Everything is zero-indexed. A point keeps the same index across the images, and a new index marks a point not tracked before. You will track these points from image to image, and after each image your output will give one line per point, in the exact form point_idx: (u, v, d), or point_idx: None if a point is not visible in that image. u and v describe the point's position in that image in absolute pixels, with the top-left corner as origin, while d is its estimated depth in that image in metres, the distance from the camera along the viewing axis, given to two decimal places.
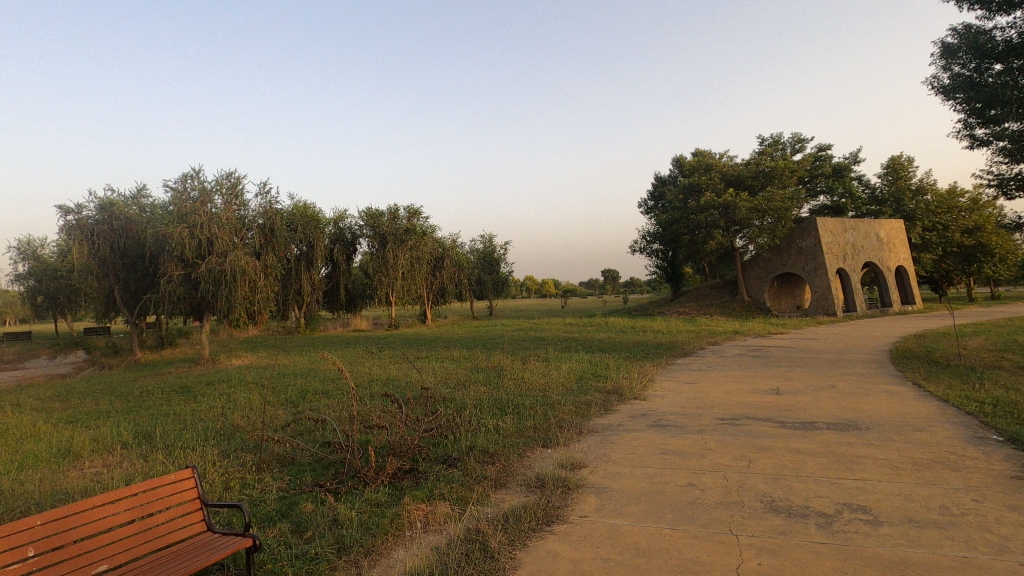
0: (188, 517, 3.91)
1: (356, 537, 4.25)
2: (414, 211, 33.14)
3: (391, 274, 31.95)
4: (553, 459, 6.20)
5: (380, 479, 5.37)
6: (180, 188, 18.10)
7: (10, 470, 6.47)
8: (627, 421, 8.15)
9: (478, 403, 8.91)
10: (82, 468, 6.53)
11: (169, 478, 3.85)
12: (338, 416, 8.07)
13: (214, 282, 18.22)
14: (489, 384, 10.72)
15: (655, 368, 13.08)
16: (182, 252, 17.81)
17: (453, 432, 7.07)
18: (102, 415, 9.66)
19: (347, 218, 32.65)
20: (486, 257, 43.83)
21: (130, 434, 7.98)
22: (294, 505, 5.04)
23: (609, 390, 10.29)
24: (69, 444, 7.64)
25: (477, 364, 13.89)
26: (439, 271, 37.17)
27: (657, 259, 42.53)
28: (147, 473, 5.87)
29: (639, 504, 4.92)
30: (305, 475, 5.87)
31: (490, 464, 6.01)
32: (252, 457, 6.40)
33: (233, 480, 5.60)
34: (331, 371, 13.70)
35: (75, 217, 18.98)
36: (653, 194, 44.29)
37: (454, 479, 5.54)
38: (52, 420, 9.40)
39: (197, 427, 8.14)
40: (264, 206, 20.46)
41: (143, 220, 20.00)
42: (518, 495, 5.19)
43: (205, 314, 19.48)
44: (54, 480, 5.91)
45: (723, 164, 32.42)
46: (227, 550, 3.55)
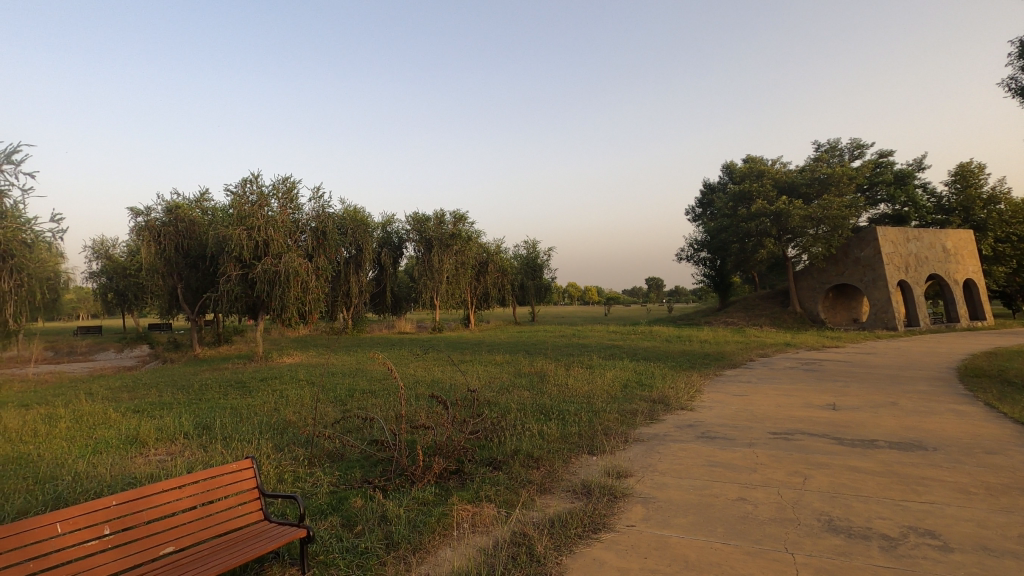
0: (246, 505, 4.08)
1: (404, 533, 4.32)
2: (460, 216, 33.44)
3: (437, 278, 32.44)
4: (598, 466, 6.13)
5: (426, 479, 5.45)
6: (240, 192, 18.95)
7: (84, 453, 6.90)
8: (674, 431, 7.98)
9: (523, 407, 8.90)
10: (147, 455, 6.90)
11: (229, 467, 4.05)
12: (385, 415, 8.22)
13: (269, 282, 19.00)
14: (533, 389, 10.69)
15: (703, 379, 12.76)
16: (240, 253, 18.66)
17: (498, 436, 7.08)
18: (166, 406, 10.18)
19: (395, 222, 33.31)
20: (530, 263, 43.83)
21: (191, 424, 8.41)
22: (344, 499, 5.17)
23: (655, 399, 10.11)
24: (136, 431, 8.10)
25: (521, 369, 13.92)
26: (483, 276, 37.45)
27: (704, 268, 41.57)
28: (208, 462, 6.14)
29: (688, 516, 4.81)
30: (355, 471, 6.02)
31: (536, 469, 6.00)
32: (304, 452, 6.61)
33: (286, 473, 5.77)
34: (378, 371, 13.98)
35: (144, 219, 20.12)
36: (701, 202, 43.36)
37: (499, 482, 5.55)
38: (121, 409, 9.97)
39: (252, 421, 8.48)
40: (317, 209, 21.13)
41: (205, 222, 21.01)
42: (563, 500, 5.16)
43: (259, 313, 20.26)
44: (123, 466, 6.26)
45: (775, 171, 31.56)
46: (281, 539, 3.67)
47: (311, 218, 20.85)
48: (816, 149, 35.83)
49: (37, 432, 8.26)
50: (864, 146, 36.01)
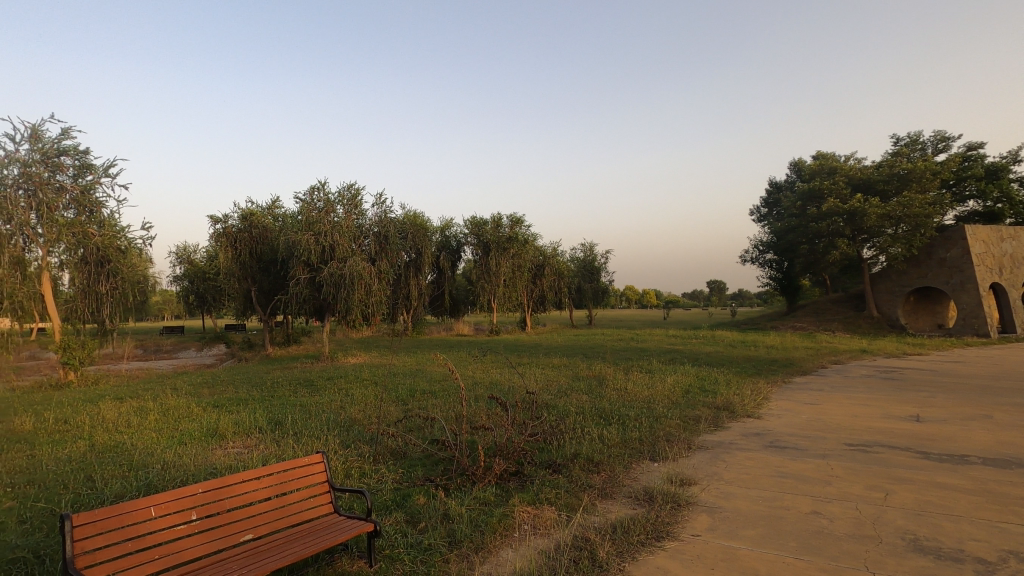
0: (318, 498, 4.26)
1: (466, 532, 4.38)
2: (517, 219, 33.61)
3: (494, 281, 32.77)
4: (660, 473, 5.98)
5: (487, 479, 5.51)
6: (308, 200, 19.87)
7: (170, 444, 7.42)
8: (740, 439, 7.69)
9: (582, 411, 8.83)
10: (226, 447, 7.34)
11: (302, 460, 4.25)
12: (445, 415, 8.37)
13: (334, 285, 19.77)
14: (592, 393, 10.58)
15: (771, 386, 12.22)
16: (309, 257, 19.56)
17: (557, 438, 7.06)
18: (242, 402, 10.81)
19: (453, 226, 33.95)
20: (587, 266, 43.48)
21: (265, 419, 8.88)
22: (408, 496, 5.30)
23: (719, 405, 9.78)
24: (216, 425, 8.63)
25: (579, 372, 13.81)
26: (539, 279, 37.46)
27: (771, 270, 39.83)
28: (280, 456, 6.46)
29: (757, 528, 4.62)
30: (417, 469, 6.16)
31: (596, 473, 5.94)
32: (369, 449, 6.83)
33: (353, 468, 5.98)
34: (438, 372, 14.25)
35: (222, 226, 21.45)
36: (767, 201, 41.58)
37: (559, 485, 5.52)
38: (203, 404, 10.68)
39: (321, 418, 8.86)
40: (380, 215, 21.78)
41: (276, 228, 22.14)
42: (624, 506, 5.06)
43: (326, 314, 21.10)
44: (205, 457, 6.69)
45: (849, 167, 29.87)
46: (350, 532, 3.81)
47: (374, 223, 21.54)
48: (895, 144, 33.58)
49: (130, 423, 8.97)
50: (950, 138, 33.44)
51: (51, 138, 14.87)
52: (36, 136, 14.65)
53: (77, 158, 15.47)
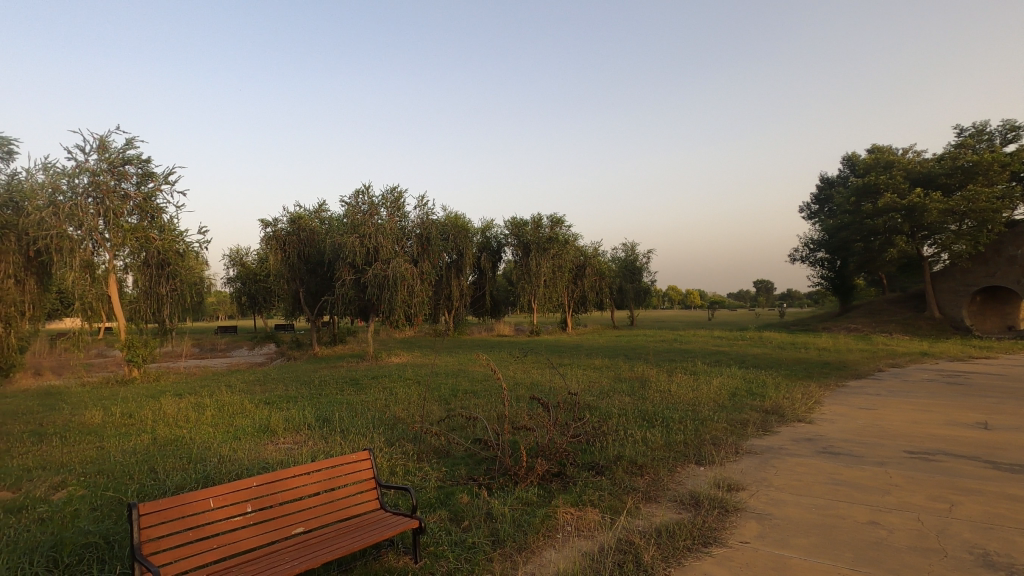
0: (364, 494, 4.36)
1: (509, 531, 4.40)
2: (557, 220, 33.51)
3: (534, 282, 32.79)
4: (706, 477, 5.85)
5: (530, 479, 5.51)
6: (354, 203, 20.40)
7: (226, 439, 7.75)
8: (790, 444, 7.42)
9: (624, 412, 8.73)
10: (277, 442, 7.62)
11: (349, 457, 4.36)
12: (487, 415, 8.43)
13: (379, 286, 20.20)
14: (635, 395, 10.45)
15: (823, 389, 11.76)
16: (354, 259, 20.09)
17: (600, 440, 7.00)
18: (292, 399, 11.19)
19: (494, 227, 34.16)
20: (628, 266, 42.92)
21: (313, 416, 9.17)
22: (451, 495, 5.36)
23: (767, 409, 9.47)
24: (269, 421, 8.98)
25: (621, 373, 13.66)
26: (580, 280, 37.20)
27: (822, 269, 38.32)
28: (328, 452, 6.65)
29: (809, 537, 4.45)
30: (459, 467, 6.22)
31: (640, 476, 5.85)
32: (414, 447, 6.95)
33: (398, 466, 6.11)
34: (480, 372, 14.35)
35: (272, 229, 22.28)
36: (818, 197, 40.03)
37: (602, 487, 5.47)
38: (256, 400, 11.12)
39: (367, 416, 9.08)
40: (422, 217, 22.11)
41: (322, 231, 22.80)
42: (669, 510, 4.97)
43: (370, 315, 21.59)
44: (257, 452, 6.95)
45: (907, 161, 28.49)
46: (396, 528, 3.88)
47: (416, 225, 21.86)
48: (958, 135, 31.69)
49: (189, 418, 9.42)
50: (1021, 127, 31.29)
51: (117, 149, 15.74)
52: (103, 146, 15.56)
53: (140, 166, 16.32)
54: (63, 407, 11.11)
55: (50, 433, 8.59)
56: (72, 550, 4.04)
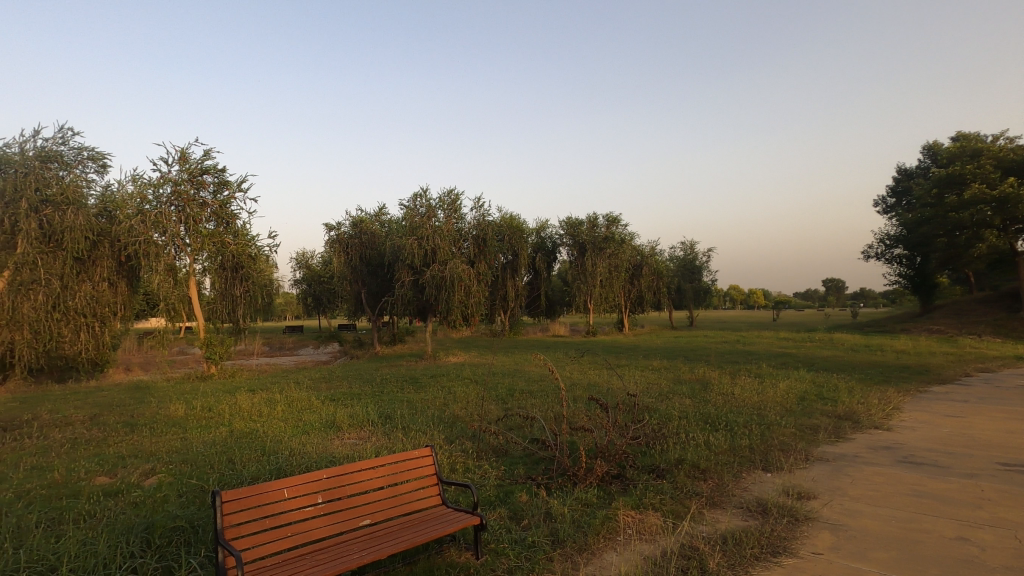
0: (427, 490, 4.47)
1: (569, 532, 4.38)
2: (613, 219, 33.10)
3: (590, 282, 32.49)
4: (775, 484, 5.61)
5: (589, 480, 5.47)
6: (412, 206, 20.93)
7: (295, 434, 8.13)
8: (866, 452, 7.00)
9: (685, 415, 8.51)
10: (342, 438, 7.92)
11: (412, 453, 4.48)
12: (545, 415, 8.43)
13: (436, 286, 20.60)
14: (696, 397, 10.15)
15: (902, 395, 11.01)
16: (412, 261, 20.60)
17: (660, 443, 6.85)
18: (356, 396, 11.61)
19: (549, 227, 34.15)
20: (688, 265, 41.79)
21: (376, 413, 9.47)
22: (510, 493, 5.41)
23: (840, 415, 8.97)
24: (335, 417, 9.36)
25: (681, 375, 13.33)
26: (637, 280, 36.55)
27: (900, 267, 35.88)
28: (391, 448, 6.86)
29: (889, 551, 4.19)
30: (518, 467, 6.25)
31: (703, 481, 5.69)
32: (473, 445, 7.05)
33: (458, 463, 6.21)
34: (536, 373, 14.37)
35: (336, 233, 23.20)
36: (895, 190, 37.56)
37: (664, 490, 5.36)
38: (323, 397, 11.60)
39: (426, 414, 9.29)
40: (478, 218, 22.38)
41: (382, 234, 23.54)
42: (735, 517, 4.80)
43: (428, 315, 22.06)
44: (325, 446, 7.26)
45: (996, 148, 26.30)
46: (458, 524, 3.96)
47: (472, 226, 22.15)
48: None
49: (262, 413, 9.96)
50: None
51: (196, 159, 16.85)
52: (184, 158, 16.71)
53: (216, 175, 17.40)
54: (151, 401, 12.00)
55: (141, 423, 9.31)
56: (163, 532, 4.36)
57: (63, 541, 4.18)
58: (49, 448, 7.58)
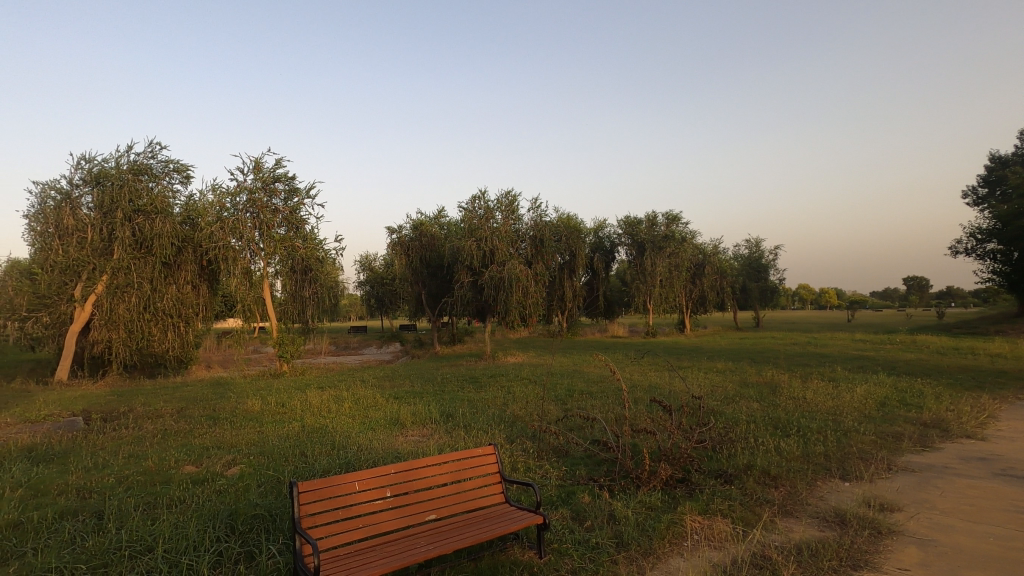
0: (490, 488, 4.52)
1: (633, 535, 4.32)
2: (673, 217, 32.32)
3: (650, 281, 31.83)
4: (853, 494, 5.30)
5: (652, 483, 5.36)
6: (471, 208, 21.25)
7: (361, 430, 8.43)
8: (957, 463, 6.48)
9: (753, 419, 8.18)
10: (406, 435, 8.16)
11: (476, 452, 4.54)
12: (605, 417, 8.34)
13: (495, 287, 20.81)
14: (764, 401, 9.74)
15: (998, 402, 10.12)
16: (471, 262, 20.91)
17: (727, 447, 6.62)
18: (418, 395, 11.91)
19: (607, 227, 33.77)
20: (753, 263, 40.13)
21: (437, 411, 9.68)
22: (572, 494, 5.39)
23: (926, 422, 8.35)
24: (399, 414, 9.64)
25: (747, 378, 12.82)
26: (699, 279, 35.48)
27: (994, 263, 33.01)
28: (453, 446, 6.99)
29: (986, 570, 3.87)
30: (579, 468, 6.22)
31: (774, 488, 5.46)
32: (533, 445, 7.07)
33: (519, 463, 6.25)
34: (596, 373, 14.23)
35: (398, 236, 23.89)
36: (987, 180, 34.60)
37: (732, 496, 5.18)
38: (387, 395, 11.98)
39: (486, 413, 9.40)
40: (535, 218, 22.41)
41: (441, 236, 24.03)
42: (810, 527, 4.58)
43: (487, 315, 22.31)
44: (390, 442, 7.49)
45: None
46: (521, 522, 3.98)
47: (530, 227, 22.20)
48: None
49: (330, 409, 10.41)
50: None
51: (269, 168, 17.78)
52: (257, 167, 17.68)
53: (287, 183, 18.30)
54: (230, 396, 12.79)
55: (222, 417, 9.94)
56: (245, 519, 4.65)
57: (158, 523, 4.53)
58: (143, 438, 8.21)
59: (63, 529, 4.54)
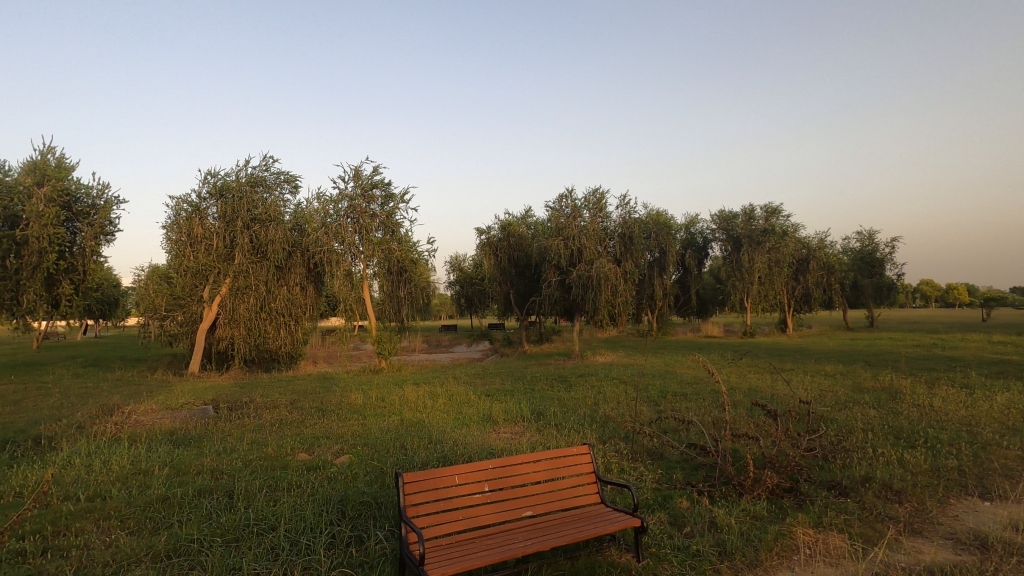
0: (585, 487, 4.50)
1: (737, 544, 4.13)
2: (773, 209, 30.38)
3: (747, 278, 30.14)
4: (997, 516, 4.70)
5: (757, 492, 5.09)
6: (558, 207, 21.27)
7: (456, 425, 8.73)
8: None
9: (870, 428, 7.51)
10: (499, 431, 8.32)
11: (570, 451, 4.55)
12: (703, 420, 8.01)
13: (583, 286, 20.66)
14: (883, 408, 8.91)
15: None
16: (559, 261, 20.93)
17: (841, 457, 6.12)
18: (509, 393, 12.10)
19: (699, 222, 32.44)
20: (866, 258, 36.73)
21: (528, 410, 9.79)
22: (669, 498, 5.24)
23: None
24: (492, 411, 9.86)
25: (862, 382, 11.76)
26: (803, 275, 33.09)
27: None
28: (546, 444, 7.05)
29: None
30: (676, 472, 6.03)
31: (898, 504, 4.98)
32: (627, 446, 6.96)
33: (614, 464, 6.18)
34: (690, 374, 13.72)
35: (487, 236, 24.44)
36: None
37: (848, 510, 4.80)
38: (479, 392, 12.29)
39: (578, 412, 9.37)
40: (624, 216, 21.96)
41: (529, 236, 24.26)
42: (944, 549, 4.13)
43: (575, 314, 22.17)
44: (484, 439, 7.67)
45: None
46: (618, 524, 3.93)
47: (618, 225, 21.79)
48: None
49: (426, 405, 10.85)
50: None
51: (367, 176, 18.83)
52: (357, 175, 18.78)
53: (384, 189, 19.28)
54: (335, 390, 13.70)
55: (330, 410, 10.68)
56: (355, 506, 4.97)
57: (280, 505, 4.96)
58: (263, 427, 9.02)
59: (201, 505, 5.11)
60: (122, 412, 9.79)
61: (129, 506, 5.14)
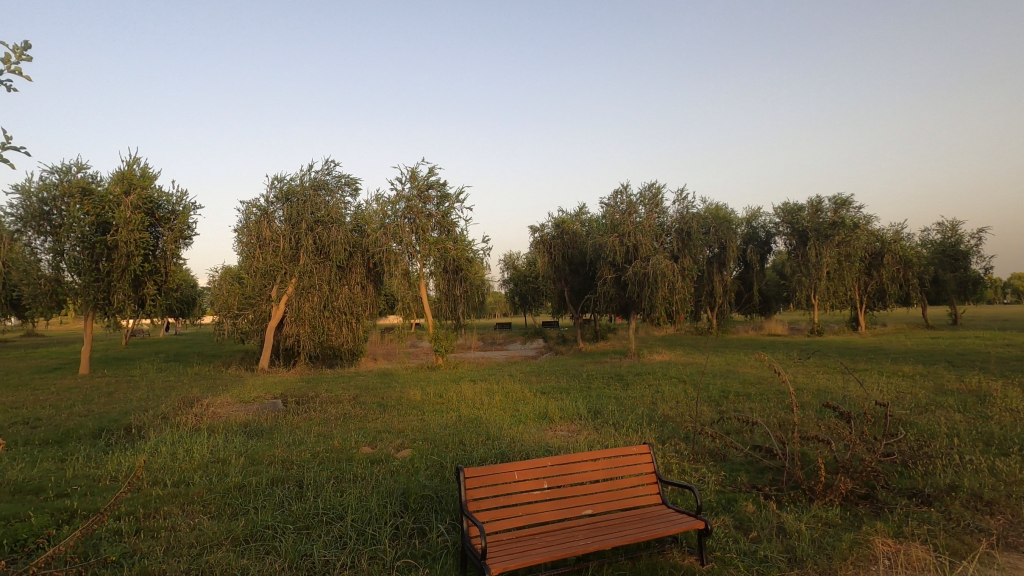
0: (646, 487, 4.44)
1: (808, 552, 3.96)
2: (843, 200, 28.77)
3: (814, 274, 28.71)
4: None
5: (829, 497, 4.85)
6: (613, 204, 21.03)
7: (512, 422, 8.78)
8: None
9: (955, 433, 6.98)
10: (555, 429, 8.31)
11: (630, 450, 4.49)
12: (768, 421, 7.71)
13: (639, 283, 20.31)
14: (969, 411, 8.28)
15: None
16: (615, 258, 20.67)
17: (922, 463, 5.74)
18: (564, 391, 12.07)
19: (761, 216, 31.19)
20: (947, 250, 34.17)
21: (585, 408, 9.73)
22: (733, 501, 5.08)
23: None
24: (547, 409, 9.86)
25: (945, 384, 10.96)
26: (876, 270, 31.18)
27: None
28: (604, 443, 6.98)
29: None
30: (740, 474, 5.83)
31: (989, 514, 4.62)
32: (688, 446, 6.79)
33: (675, 464, 6.05)
34: (754, 374, 13.21)
35: (540, 234, 24.46)
36: None
37: (931, 520, 4.49)
38: (534, 390, 12.31)
39: (635, 411, 9.23)
40: (681, 211, 21.41)
41: (583, 233, 24.08)
42: None
43: (631, 312, 21.82)
44: (540, 436, 7.69)
45: None
46: (681, 526, 3.85)
47: (675, 220, 21.26)
48: None
49: (483, 401, 10.99)
50: None
51: (423, 176, 19.23)
52: (414, 176, 19.21)
53: (439, 189, 19.63)
54: (395, 386, 14.10)
55: (390, 405, 10.99)
56: (416, 498, 5.11)
57: (346, 495, 5.17)
58: (329, 420, 9.40)
59: (274, 493, 5.39)
60: (202, 404, 10.47)
61: (210, 492, 5.50)
